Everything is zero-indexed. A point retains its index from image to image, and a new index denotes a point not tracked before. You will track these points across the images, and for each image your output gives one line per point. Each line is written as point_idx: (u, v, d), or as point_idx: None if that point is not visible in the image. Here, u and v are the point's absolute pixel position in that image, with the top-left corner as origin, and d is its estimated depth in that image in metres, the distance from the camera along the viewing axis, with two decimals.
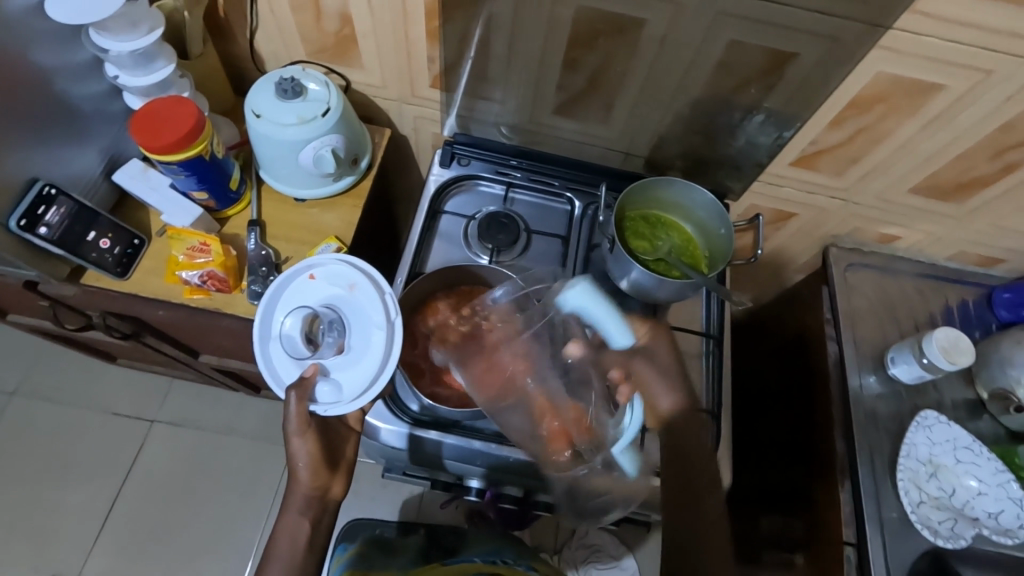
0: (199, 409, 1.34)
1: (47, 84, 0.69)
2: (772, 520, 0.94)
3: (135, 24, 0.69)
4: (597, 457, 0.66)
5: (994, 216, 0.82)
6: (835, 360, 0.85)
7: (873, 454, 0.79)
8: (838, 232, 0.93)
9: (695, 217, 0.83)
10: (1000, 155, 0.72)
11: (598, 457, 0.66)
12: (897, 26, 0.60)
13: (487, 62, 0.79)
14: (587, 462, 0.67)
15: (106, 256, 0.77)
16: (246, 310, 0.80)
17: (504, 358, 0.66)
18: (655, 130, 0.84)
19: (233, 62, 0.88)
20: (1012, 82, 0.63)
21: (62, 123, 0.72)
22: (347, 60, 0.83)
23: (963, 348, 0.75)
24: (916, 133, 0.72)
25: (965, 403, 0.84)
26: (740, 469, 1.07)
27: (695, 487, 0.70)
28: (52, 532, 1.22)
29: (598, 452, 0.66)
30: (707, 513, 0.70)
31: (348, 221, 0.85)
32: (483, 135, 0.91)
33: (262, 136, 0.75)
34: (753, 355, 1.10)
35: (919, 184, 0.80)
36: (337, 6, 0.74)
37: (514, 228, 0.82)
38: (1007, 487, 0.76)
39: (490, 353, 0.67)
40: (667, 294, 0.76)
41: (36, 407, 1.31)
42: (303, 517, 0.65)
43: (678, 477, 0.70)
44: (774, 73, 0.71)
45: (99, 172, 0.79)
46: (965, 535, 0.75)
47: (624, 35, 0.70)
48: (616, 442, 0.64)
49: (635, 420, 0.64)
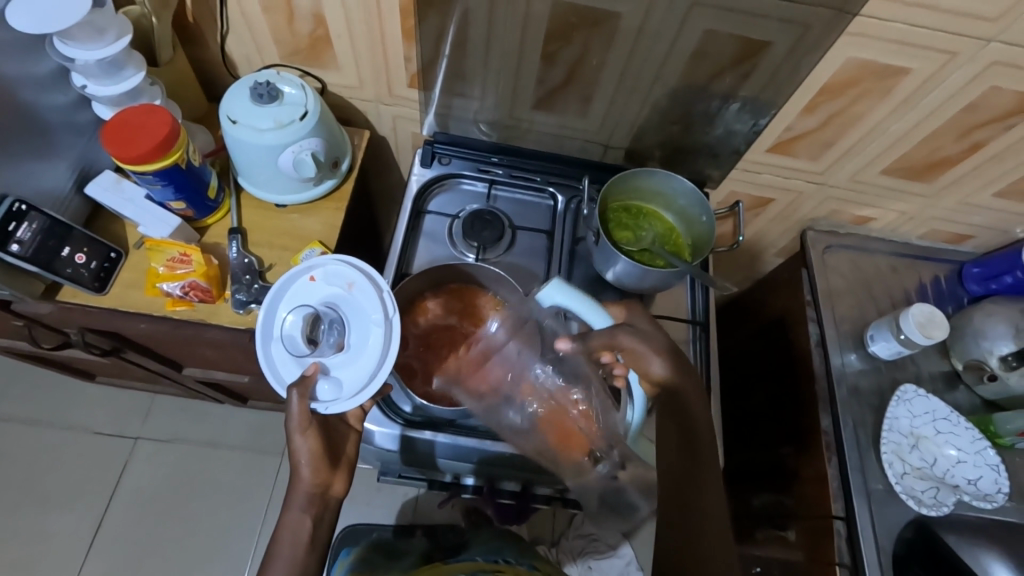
0: (185, 422, 1.32)
1: (10, 97, 0.66)
2: (763, 498, 0.96)
3: (101, 32, 0.67)
4: (613, 453, 0.70)
5: (961, 193, 0.85)
6: (817, 340, 0.87)
7: (858, 426, 0.81)
8: (815, 215, 0.95)
9: (676, 206, 0.84)
10: (967, 134, 0.75)
11: (616, 452, 0.70)
12: (865, 12, 0.62)
13: (464, 60, 0.78)
14: (604, 461, 0.71)
15: (82, 271, 0.74)
16: (231, 320, 0.78)
17: (498, 367, 0.71)
18: (634, 121, 0.85)
19: (204, 67, 0.86)
20: (975, 63, 0.65)
21: (27, 137, 0.69)
22: (321, 62, 0.82)
23: (937, 322, 0.78)
24: (886, 115, 0.74)
25: (941, 375, 0.87)
26: (730, 452, 1.10)
27: (698, 460, 0.66)
28: (38, 556, 1.19)
29: (613, 450, 0.70)
30: (711, 487, 0.64)
31: (330, 225, 0.84)
32: (463, 133, 0.91)
33: (238, 142, 0.74)
34: (736, 338, 1.12)
35: (891, 166, 0.82)
36: (310, 8, 0.73)
37: (498, 224, 0.82)
38: (985, 454, 0.79)
39: (479, 366, 0.71)
40: (652, 285, 0.77)
41: (14, 430, 1.27)
42: (305, 515, 0.62)
43: (682, 453, 0.67)
44: (747, 61, 0.72)
45: (69, 186, 0.76)
46: (947, 502, 0.78)
47: (600, 28, 0.70)
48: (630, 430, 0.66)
49: (641, 405, 0.65)
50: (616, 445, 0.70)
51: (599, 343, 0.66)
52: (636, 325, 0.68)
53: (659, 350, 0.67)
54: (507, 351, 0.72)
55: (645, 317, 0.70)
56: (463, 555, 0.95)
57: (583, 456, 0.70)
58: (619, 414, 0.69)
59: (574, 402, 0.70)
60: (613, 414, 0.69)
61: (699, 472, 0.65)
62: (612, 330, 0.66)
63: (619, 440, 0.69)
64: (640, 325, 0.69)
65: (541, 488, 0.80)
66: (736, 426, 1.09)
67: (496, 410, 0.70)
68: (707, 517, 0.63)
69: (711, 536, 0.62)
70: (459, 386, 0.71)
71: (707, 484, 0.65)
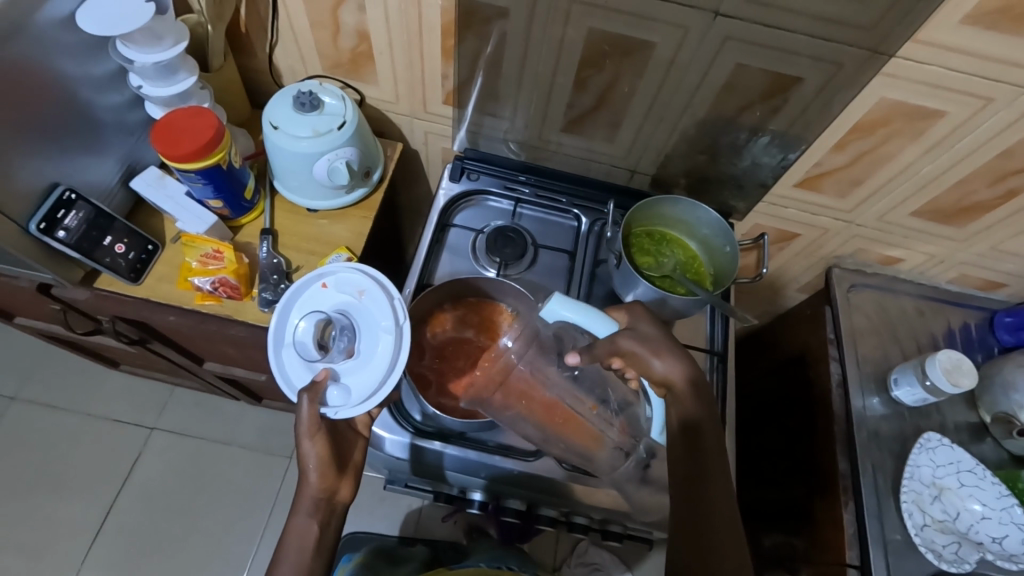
0: (200, 417, 1.34)
1: (70, 93, 0.70)
2: (774, 537, 0.94)
3: (159, 38, 0.71)
4: (639, 446, 0.71)
5: (994, 240, 0.83)
6: (837, 381, 0.85)
7: (877, 473, 0.79)
8: (841, 252, 0.94)
9: (699, 234, 0.84)
10: (1001, 180, 0.74)
11: (641, 446, 0.71)
12: (898, 54, 0.62)
13: (498, 81, 0.81)
14: (631, 454, 0.70)
15: (120, 260, 0.78)
16: (256, 318, 0.80)
17: (517, 377, 0.67)
18: (661, 149, 0.86)
19: (251, 75, 0.90)
20: (1011, 110, 0.65)
21: (82, 132, 0.73)
22: (361, 76, 0.85)
23: (964, 370, 0.76)
24: (919, 157, 0.74)
25: (967, 426, 0.84)
26: (742, 491, 1.07)
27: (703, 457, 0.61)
28: (48, 539, 1.21)
29: (638, 443, 0.71)
30: (717, 477, 0.60)
31: (357, 232, 0.87)
32: (492, 150, 0.93)
33: (277, 147, 0.77)
34: (753, 372, 1.11)
35: (922, 208, 0.81)
36: (355, 24, 0.76)
37: (520, 242, 0.83)
38: (1012, 512, 0.75)
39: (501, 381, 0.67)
40: (673, 311, 0.77)
41: (37, 412, 1.30)
42: (312, 520, 0.62)
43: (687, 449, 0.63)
44: (777, 96, 0.73)
45: (116, 180, 0.80)
46: (969, 559, 0.75)
47: (633, 58, 0.72)
48: (653, 435, 0.68)
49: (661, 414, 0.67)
50: (641, 438, 0.71)
51: (603, 352, 0.64)
52: (636, 327, 0.66)
53: (660, 351, 0.64)
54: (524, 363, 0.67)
55: (647, 318, 0.67)
56: (463, 562, 0.95)
57: (612, 453, 0.69)
58: (640, 409, 0.71)
59: (591, 410, 0.69)
60: (634, 408, 0.71)
61: (707, 462, 0.61)
62: (615, 334, 0.64)
63: (641, 433, 0.71)
64: (642, 329, 0.66)
65: (546, 509, 0.79)
66: (749, 462, 1.06)
67: (518, 420, 0.68)
68: (716, 507, 0.59)
69: (722, 530, 0.57)
70: (485, 400, 0.68)
71: (712, 476, 0.60)
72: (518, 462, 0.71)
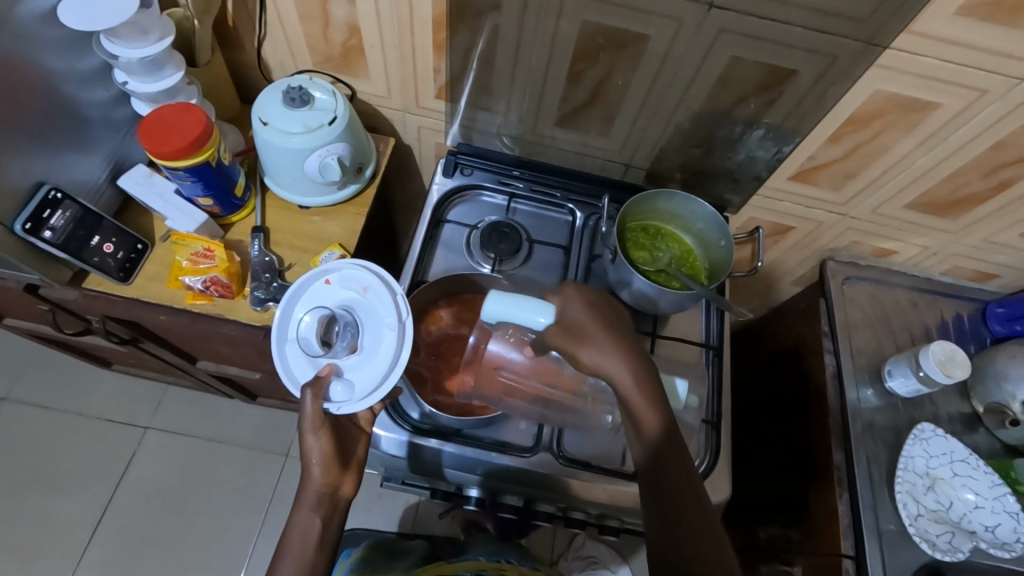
0: (195, 415, 1.33)
1: (54, 89, 0.69)
2: (769, 529, 0.95)
3: (145, 32, 0.69)
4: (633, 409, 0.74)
5: (987, 231, 0.83)
6: (832, 373, 0.85)
7: (871, 463, 0.79)
8: (836, 245, 0.95)
9: (694, 229, 0.84)
10: (994, 172, 0.74)
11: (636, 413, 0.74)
12: (894, 45, 0.62)
13: (491, 75, 0.80)
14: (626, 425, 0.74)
15: (109, 260, 0.76)
16: (249, 317, 0.80)
17: (498, 367, 0.69)
18: (656, 142, 0.85)
19: (241, 70, 0.89)
20: (1004, 101, 0.65)
21: (66, 129, 0.72)
22: (352, 70, 0.84)
23: (958, 361, 0.77)
24: (913, 149, 0.74)
25: (960, 417, 0.85)
26: (738, 483, 1.08)
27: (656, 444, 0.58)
28: (43, 540, 1.20)
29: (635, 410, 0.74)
30: (674, 458, 0.57)
31: (350, 229, 0.86)
32: (486, 145, 0.92)
33: (267, 143, 0.76)
34: (748, 365, 1.11)
35: (916, 200, 0.81)
36: (345, 17, 0.75)
37: (515, 237, 0.82)
38: (1005, 501, 0.76)
39: (487, 372, 0.69)
40: (667, 306, 0.76)
41: (28, 413, 1.29)
42: (315, 515, 0.62)
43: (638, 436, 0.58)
44: (772, 89, 0.73)
45: (103, 178, 0.79)
46: (962, 548, 0.75)
47: (627, 50, 0.72)
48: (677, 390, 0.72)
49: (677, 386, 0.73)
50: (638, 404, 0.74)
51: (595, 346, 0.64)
52: (564, 317, 0.59)
53: (589, 340, 0.57)
54: (498, 354, 0.68)
55: (580, 299, 0.59)
56: (464, 555, 0.95)
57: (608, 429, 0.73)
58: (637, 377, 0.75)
59: (566, 391, 0.70)
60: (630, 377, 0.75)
61: (660, 441, 0.58)
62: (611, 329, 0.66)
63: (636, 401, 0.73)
64: (570, 316, 0.59)
65: (544, 504, 0.79)
66: (744, 455, 1.07)
67: (517, 408, 0.72)
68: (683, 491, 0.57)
69: (688, 509, 0.57)
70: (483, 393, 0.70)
71: (668, 455, 0.58)
72: (513, 458, 0.71)
